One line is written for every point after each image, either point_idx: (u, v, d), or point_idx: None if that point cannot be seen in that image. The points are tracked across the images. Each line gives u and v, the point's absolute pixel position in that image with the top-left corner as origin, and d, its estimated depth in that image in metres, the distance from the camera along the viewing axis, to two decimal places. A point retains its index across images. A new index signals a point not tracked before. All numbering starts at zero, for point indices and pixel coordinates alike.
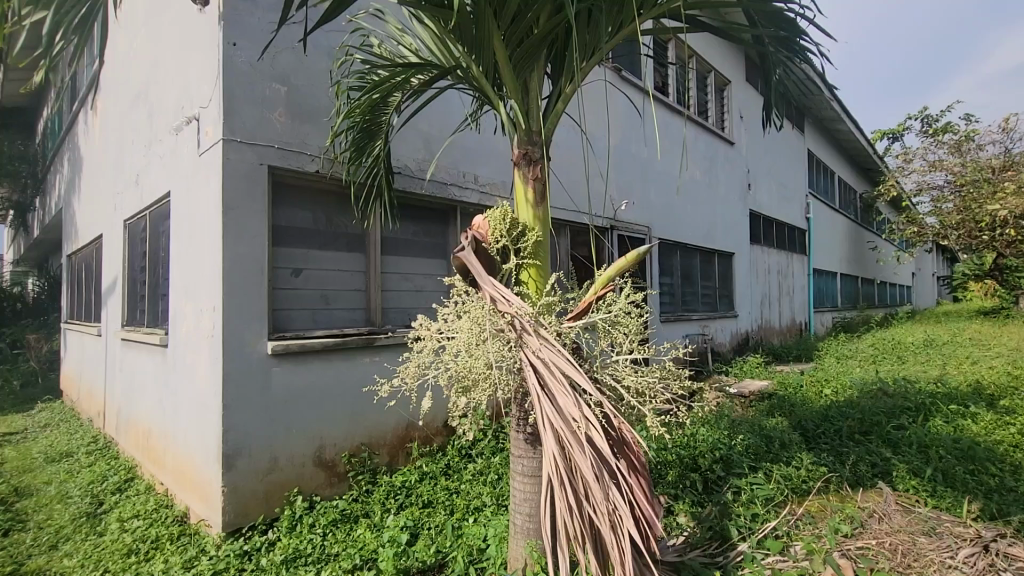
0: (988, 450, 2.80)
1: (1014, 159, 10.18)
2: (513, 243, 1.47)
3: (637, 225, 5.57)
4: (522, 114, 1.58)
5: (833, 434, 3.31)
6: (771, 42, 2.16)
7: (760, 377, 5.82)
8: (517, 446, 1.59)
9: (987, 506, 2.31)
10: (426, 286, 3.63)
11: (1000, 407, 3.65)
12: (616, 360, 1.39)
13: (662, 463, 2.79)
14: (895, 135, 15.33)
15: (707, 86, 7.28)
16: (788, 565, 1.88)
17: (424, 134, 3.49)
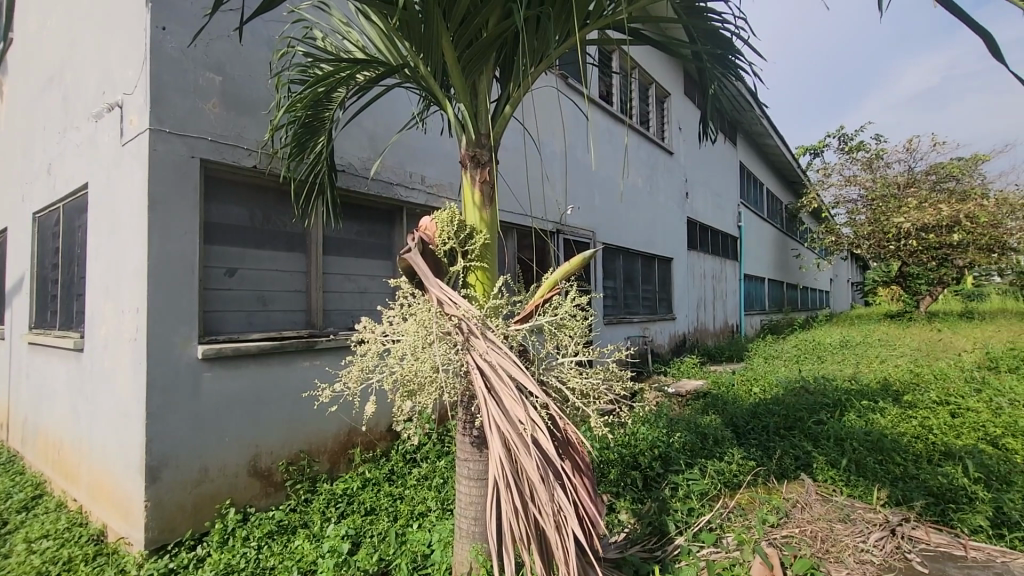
0: (893, 441, 3.08)
1: (916, 177, 11.24)
2: (460, 245, 1.47)
3: (582, 230, 5.70)
4: (470, 116, 1.58)
5: (761, 430, 3.52)
6: (707, 58, 2.27)
7: (697, 377, 6.10)
8: (462, 450, 1.58)
9: (893, 492, 2.53)
10: (370, 288, 3.55)
11: (903, 401, 4.02)
12: (562, 362, 1.41)
13: (604, 462, 2.87)
14: (817, 151, 16.53)
15: (648, 97, 7.56)
16: (720, 556, 1.98)
17: (369, 132, 3.42)
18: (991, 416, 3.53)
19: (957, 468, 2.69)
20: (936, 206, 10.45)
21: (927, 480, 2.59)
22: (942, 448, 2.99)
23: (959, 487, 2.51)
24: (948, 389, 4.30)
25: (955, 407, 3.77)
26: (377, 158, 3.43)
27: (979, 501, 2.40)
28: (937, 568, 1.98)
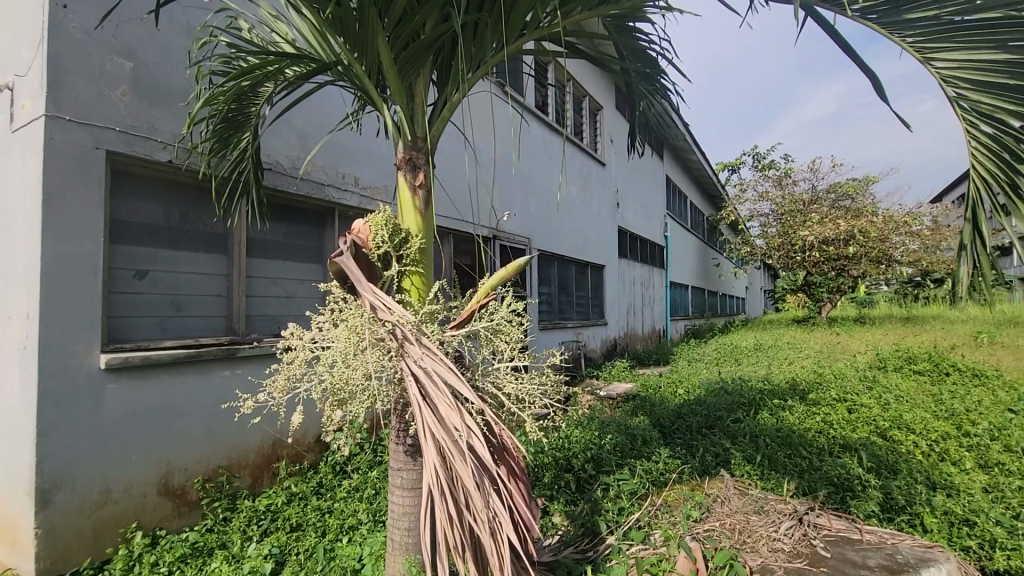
0: (799, 436, 3.35)
1: (819, 194, 12.36)
2: (395, 250, 1.44)
3: (518, 236, 5.77)
4: (406, 118, 1.56)
5: (685, 430, 3.72)
6: (635, 75, 2.39)
7: (627, 380, 6.33)
8: (396, 459, 1.54)
9: (800, 484, 2.75)
10: (298, 292, 3.40)
11: (808, 399, 4.39)
12: (498, 368, 1.42)
13: (538, 466, 2.92)
14: (734, 168, 17.75)
15: (582, 109, 7.80)
16: (647, 552, 2.06)
17: (299, 130, 3.28)
18: (880, 410, 3.94)
19: (853, 459, 2.97)
20: (835, 221, 11.54)
21: (828, 470, 2.84)
22: (840, 440, 3.29)
23: (855, 476, 2.77)
24: (844, 387, 4.75)
25: (851, 403, 4.17)
26: (307, 157, 3.30)
27: (871, 488, 2.66)
28: (838, 552, 2.16)
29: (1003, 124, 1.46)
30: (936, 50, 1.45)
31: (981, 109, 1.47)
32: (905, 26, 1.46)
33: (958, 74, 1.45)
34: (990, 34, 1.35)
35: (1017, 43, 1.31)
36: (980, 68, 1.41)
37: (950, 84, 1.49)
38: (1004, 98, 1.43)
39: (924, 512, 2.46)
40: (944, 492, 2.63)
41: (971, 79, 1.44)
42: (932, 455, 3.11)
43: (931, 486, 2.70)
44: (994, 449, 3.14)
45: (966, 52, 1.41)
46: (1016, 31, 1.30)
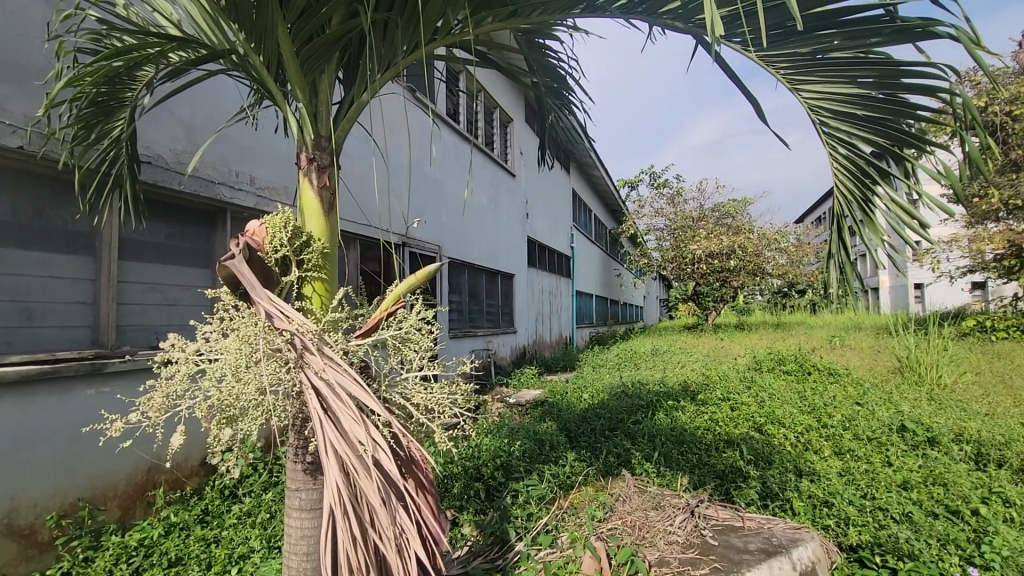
0: (690, 434, 3.62)
1: (706, 212, 13.58)
2: (295, 253, 1.35)
3: (428, 243, 5.69)
4: (309, 116, 1.48)
5: (590, 433, 3.87)
6: (544, 89, 2.47)
7: (535, 386, 6.47)
8: (293, 479, 1.43)
9: (691, 478, 2.98)
10: (182, 299, 3.08)
11: (697, 399, 4.77)
12: (406, 378, 1.38)
13: (448, 477, 2.89)
14: (633, 185, 18.98)
15: (493, 120, 7.91)
16: (555, 555, 2.09)
17: (185, 121, 2.99)
18: (756, 407, 4.38)
19: (736, 453, 3.27)
20: (719, 237, 12.73)
21: (715, 464, 3.10)
22: (724, 436, 3.60)
23: (737, 468, 3.04)
24: (727, 387, 5.22)
25: (733, 402, 4.59)
26: (194, 152, 3.01)
27: (749, 478, 2.93)
28: (724, 539, 2.35)
29: (856, 148, 1.73)
30: (803, 82, 1.67)
31: (838, 135, 1.74)
32: (778, 60, 1.65)
33: (821, 104, 1.70)
34: (844, 71, 1.59)
35: (865, 79, 1.57)
36: (838, 99, 1.66)
37: (814, 112, 1.73)
38: (856, 126, 1.69)
39: (793, 496, 2.75)
40: (808, 478, 2.97)
41: (830, 108, 1.69)
42: (798, 445, 3.51)
43: (798, 473, 3.04)
44: (846, 438, 3.62)
45: (827, 85, 1.64)
46: (864, 69, 1.55)
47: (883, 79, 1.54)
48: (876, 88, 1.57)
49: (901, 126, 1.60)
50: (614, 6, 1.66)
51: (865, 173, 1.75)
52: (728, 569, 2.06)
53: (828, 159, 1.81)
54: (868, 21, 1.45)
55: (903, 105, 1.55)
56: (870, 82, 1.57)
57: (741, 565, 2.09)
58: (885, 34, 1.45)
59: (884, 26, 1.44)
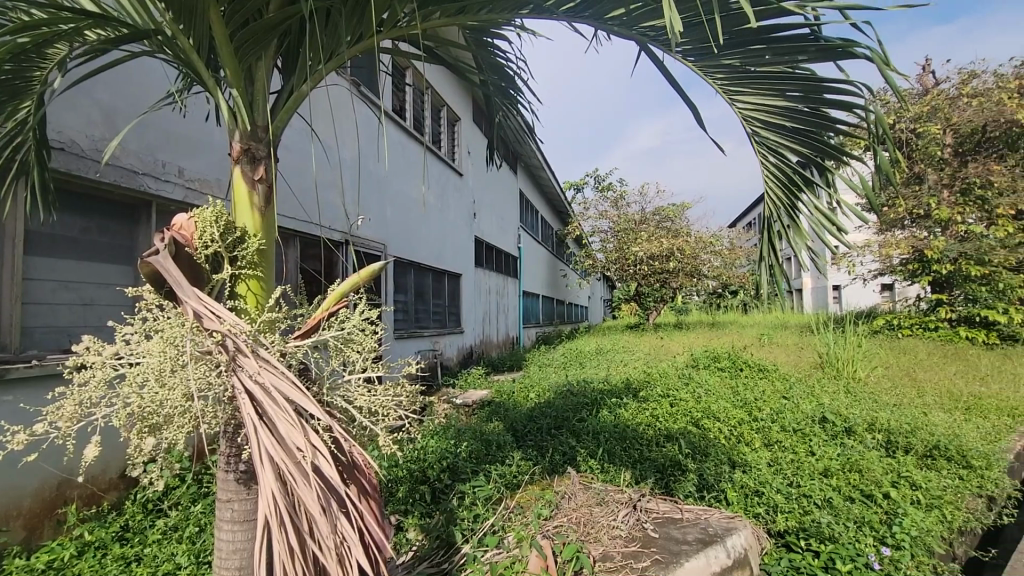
0: (632, 430, 3.72)
1: (647, 215, 14.06)
2: (227, 250, 1.26)
3: (372, 242, 5.55)
4: (244, 104, 1.39)
5: (536, 431, 3.90)
6: (491, 88, 2.46)
7: (481, 386, 6.45)
8: (224, 489, 1.35)
9: (633, 474, 3.06)
10: (99, 299, 2.83)
11: (639, 396, 4.92)
12: (349, 380, 1.33)
13: (392, 480, 2.82)
14: (579, 187, 19.36)
15: (440, 118, 7.82)
16: (501, 556, 2.08)
17: (103, 105, 2.75)
18: (694, 402, 4.58)
19: (675, 447, 3.39)
20: (660, 239, 13.21)
21: (656, 459, 3.20)
22: (664, 431, 3.73)
23: (676, 462, 3.15)
24: (667, 384, 5.42)
25: (672, 398, 4.76)
26: (114, 139, 2.78)
27: (687, 471, 3.05)
28: (664, 532, 2.42)
29: (784, 158, 1.84)
30: (737, 93, 1.76)
31: (769, 145, 1.84)
32: (715, 71, 1.72)
33: (754, 115, 1.79)
34: (773, 84, 1.68)
35: (792, 93, 1.67)
36: (768, 111, 1.76)
37: (748, 122, 1.82)
38: (785, 138, 1.80)
39: (728, 487, 2.88)
40: (740, 469, 3.13)
41: (761, 119, 1.78)
42: (731, 438, 3.68)
43: (731, 464, 3.20)
44: (774, 429, 3.84)
45: (759, 97, 1.73)
46: (791, 83, 1.65)
47: (807, 93, 1.65)
48: (801, 101, 1.68)
49: (825, 138, 1.72)
50: (561, 9, 1.68)
51: (792, 181, 1.86)
52: (668, 560, 2.13)
53: (760, 167, 1.91)
54: (795, 38, 1.53)
55: (825, 119, 1.67)
56: (796, 96, 1.68)
57: (680, 555, 2.17)
58: (810, 51, 1.54)
59: (809, 44, 1.53)
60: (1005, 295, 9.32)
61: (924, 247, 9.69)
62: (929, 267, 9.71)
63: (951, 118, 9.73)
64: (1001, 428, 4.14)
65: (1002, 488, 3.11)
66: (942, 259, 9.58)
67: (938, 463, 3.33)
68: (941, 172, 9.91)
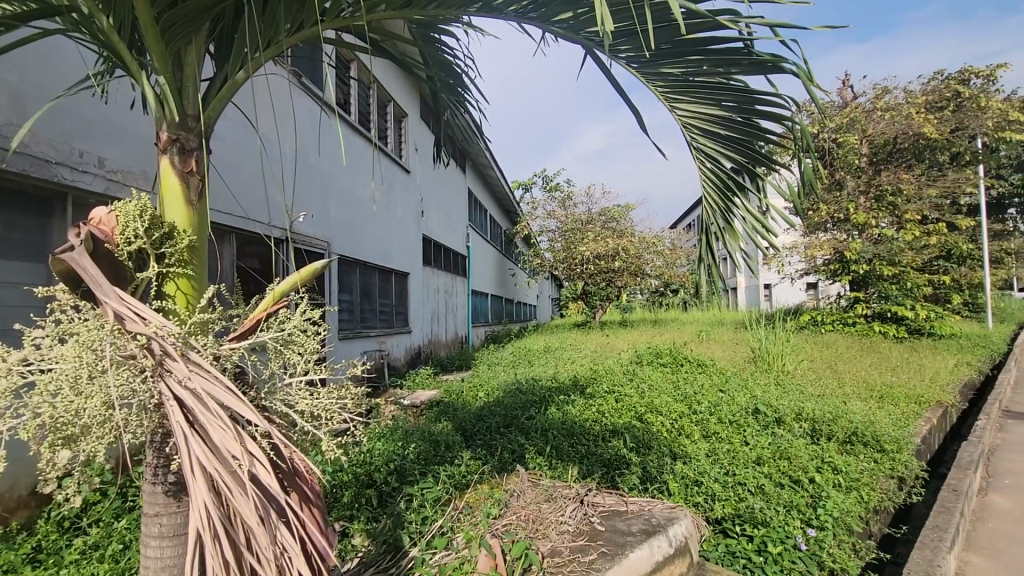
0: (579, 426, 3.79)
1: (593, 216, 14.41)
2: (153, 246, 1.18)
3: (315, 240, 5.37)
4: (172, 90, 1.31)
5: (485, 430, 3.90)
6: (439, 85, 2.43)
7: (430, 386, 6.37)
8: (150, 503, 1.25)
9: (581, 469, 3.12)
10: (5, 299, 2.58)
11: (585, 392, 5.03)
12: (289, 384, 1.28)
13: (337, 486, 2.74)
14: (527, 187, 19.54)
15: (387, 114, 7.66)
16: (450, 558, 2.06)
17: (10, 87, 2.51)
18: (638, 397, 4.73)
19: (620, 442, 3.48)
20: (605, 239, 13.54)
21: (602, 453, 3.28)
22: (610, 426, 3.83)
23: (621, 455, 3.25)
24: (613, 380, 5.58)
25: (617, 394, 4.89)
26: (23, 124, 2.53)
27: (632, 464, 3.13)
28: (610, 524, 2.48)
29: (719, 164, 1.93)
30: (677, 100, 1.82)
31: (706, 152, 1.93)
32: (656, 78, 1.78)
33: (692, 122, 1.86)
34: (710, 94, 1.76)
35: (727, 103, 1.76)
36: (706, 119, 1.84)
37: (687, 129, 1.89)
38: (721, 146, 1.89)
39: (669, 478, 2.99)
40: (681, 460, 3.26)
41: (699, 126, 1.86)
42: (673, 431, 3.82)
43: (673, 456, 3.32)
44: (712, 421, 4.03)
45: (697, 106, 1.81)
46: (726, 94, 1.74)
47: (740, 104, 1.75)
48: (735, 111, 1.78)
49: (756, 147, 1.83)
50: (510, 8, 1.69)
51: (727, 186, 1.96)
52: (613, 552, 2.18)
53: (697, 172, 2.00)
54: (730, 51, 1.61)
55: (757, 129, 1.77)
56: (731, 105, 1.77)
57: (625, 547, 2.23)
58: (743, 64, 1.62)
59: (743, 58, 1.61)
60: (913, 292, 10.22)
61: (844, 248, 10.47)
62: (849, 267, 10.50)
63: (867, 130, 10.57)
64: (909, 414, 4.54)
65: (911, 469, 3.41)
66: (860, 260, 10.38)
67: (857, 448, 3.60)
68: (858, 179, 10.75)
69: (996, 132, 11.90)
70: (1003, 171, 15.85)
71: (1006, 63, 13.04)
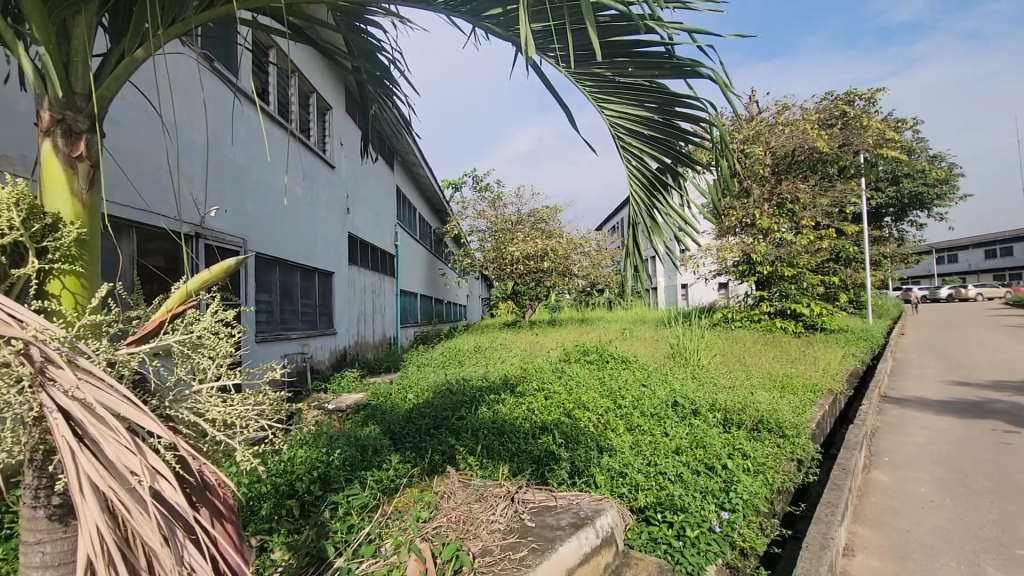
0: (509, 425, 3.82)
1: (523, 217, 14.66)
2: (33, 240, 1.05)
3: (229, 236, 5.03)
4: (55, 64, 1.16)
5: (414, 432, 3.83)
6: (365, 76, 2.35)
7: (356, 390, 6.15)
8: (30, 529, 1.10)
9: (511, 467, 3.15)
10: None
11: (516, 391, 5.09)
12: (198, 391, 1.18)
13: (255, 498, 2.57)
14: (457, 187, 19.46)
15: (309, 106, 7.31)
16: (378, 566, 1.99)
17: None
18: (566, 394, 4.85)
19: (550, 438, 3.54)
20: (534, 240, 13.77)
21: (532, 451, 3.32)
22: (539, 423, 3.89)
23: (550, 452, 3.31)
24: (542, 378, 5.68)
25: (546, 391, 4.99)
26: None
27: (561, 459, 3.21)
28: (539, 520, 2.51)
29: (644, 163, 2.01)
30: (606, 101, 1.89)
31: (632, 151, 2.00)
32: (586, 79, 1.85)
33: (619, 122, 1.93)
34: (635, 95, 1.85)
35: (650, 104, 1.85)
36: (631, 120, 1.92)
37: (614, 129, 1.96)
38: (646, 145, 1.97)
39: (596, 471, 3.09)
40: (607, 453, 3.38)
41: (626, 127, 1.94)
42: (599, 425, 3.95)
43: (599, 450, 3.43)
44: (635, 415, 4.21)
45: (624, 106, 1.88)
46: (649, 95, 1.83)
47: (663, 105, 1.84)
48: (657, 112, 1.87)
49: (677, 147, 1.93)
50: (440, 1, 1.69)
51: (652, 185, 2.04)
52: (543, 547, 2.20)
53: (624, 171, 2.06)
54: (653, 55, 1.70)
55: (678, 130, 1.87)
56: (653, 107, 1.86)
57: (555, 541, 2.26)
58: (665, 67, 1.71)
59: (665, 61, 1.70)
60: (809, 291, 11.27)
61: (751, 251, 11.35)
62: (755, 268, 11.39)
63: (770, 143, 11.56)
64: (806, 402, 5.01)
65: (808, 451, 3.76)
66: (765, 261, 11.30)
67: (762, 434, 3.91)
68: (763, 187, 11.73)
69: (875, 149, 13.43)
70: (881, 184, 17.90)
71: (882, 88, 14.77)
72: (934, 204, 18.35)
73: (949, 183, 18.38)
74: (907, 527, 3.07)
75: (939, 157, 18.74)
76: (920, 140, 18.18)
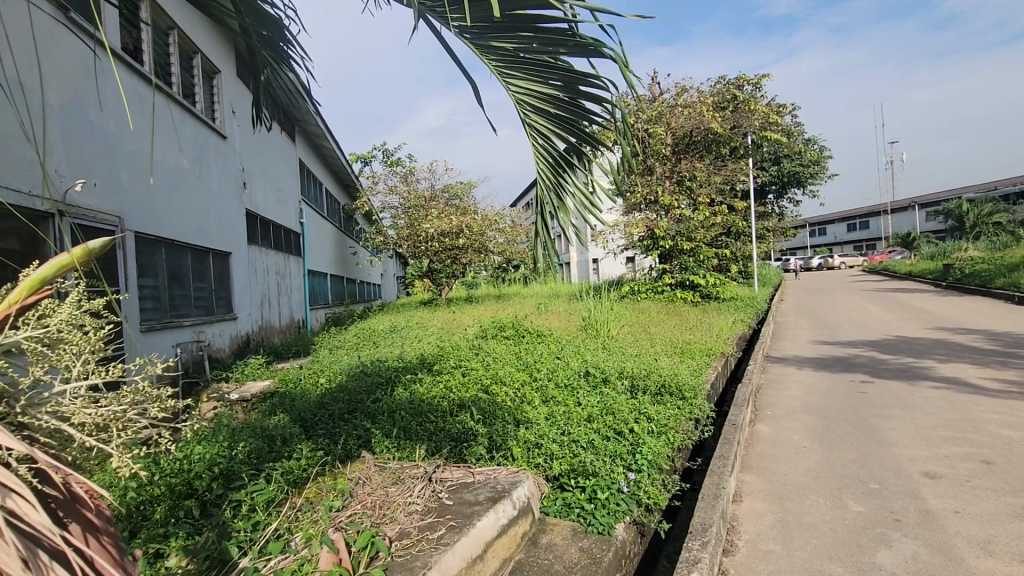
0: (426, 404, 3.79)
1: (436, 192, 14.46)
2: None
3: (104, 215, 4.51)
4: None
5: (327, 418, 3.69)
6: (255, 37, 2.18)
7: (261, 377, 5.76)
8: None
9: (428, 447, 3.13)
10: None
11: (433, 369, 5.04)
12: (63, 393, 1.03)
13: (146, 502, 2.37)
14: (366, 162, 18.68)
15: (193, 68, 6.57)
16: (288, 561, 1.89)
17: None
18: (483, 370, 4.89)
19: (467, 415, 3.57)
20: (449, 216, 13.59)
21: (450, 429, 3.32)
22: (456, 401, 3.88)
23: (468, 429, 3.32)
24: (459, 355, 5.67)
25: (463, 368, 5.01)
26: None
27: (479, 435, 3.25)
28: (457, 497, 2.52)
29: (552, 142, 2.03)
30: (511, 76, 1.90)
31: (538, 129, 2.02)
32: (489, 52, 1.85)
33: (525, 99, 1.95)
34: (539, 72, 1.86)
35: (556, 82, 1.87)
36: (538, 97, 1.94)
37: (521, 105, 1.97)
38: (551, 122, 1.99)
39: (513, 444, 3.16)
40: (524, 426, 3.47)
41: (530, 103, 1.95)
42: (516, 399, 4.04)
43: (516, 423, 3.52)
44: (549, 387, 4.36)
45: (528, 82, 1.90)
46: (555, 73, 1.84)
47: (566, 83, 1.86)
48: (563, 91, 1.89)
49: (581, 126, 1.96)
50: None
51: (559, 165, 2.08)
52: (462, 524, 2.21)
53: (531, 149, 2.07)
54: (557, 32, 1.72)
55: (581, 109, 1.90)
56: (560, 85, 1.88)
57: (473, 517, 2.28)
58: (568, 45, 1.73)
59: (568, 39, 1.72)
60: (704, 264, 12.18)
61: (654, 226, 12.02)
62: (658, 243, 12.10)
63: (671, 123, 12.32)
64: (702, 364, 5.49)
65: (704, 411, 4.10)
66: (667, 236, 12.04)
67: (665, 397, 4.21)
68: (665, 166, 12.47)
69: (761, 132, 14.77)
70: (765, 164, 19.68)
71: (767, 75, 16.13)
72: (809, 182, 20.49)
73: (823, 163, 20.47)
74: (786, 471, 3.47)
75: (813, 141, 20.87)
76: (797, 123, 20.05)
